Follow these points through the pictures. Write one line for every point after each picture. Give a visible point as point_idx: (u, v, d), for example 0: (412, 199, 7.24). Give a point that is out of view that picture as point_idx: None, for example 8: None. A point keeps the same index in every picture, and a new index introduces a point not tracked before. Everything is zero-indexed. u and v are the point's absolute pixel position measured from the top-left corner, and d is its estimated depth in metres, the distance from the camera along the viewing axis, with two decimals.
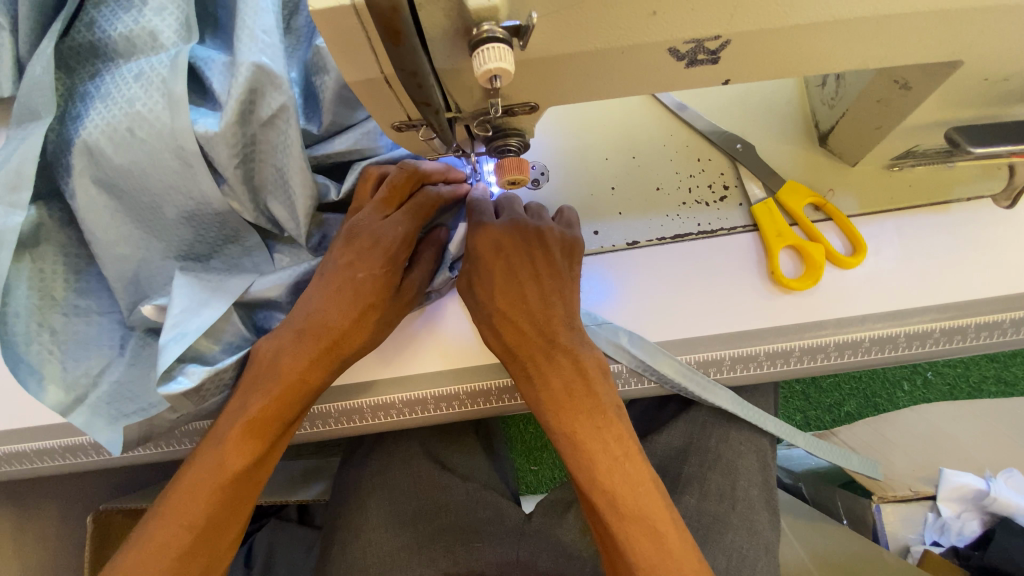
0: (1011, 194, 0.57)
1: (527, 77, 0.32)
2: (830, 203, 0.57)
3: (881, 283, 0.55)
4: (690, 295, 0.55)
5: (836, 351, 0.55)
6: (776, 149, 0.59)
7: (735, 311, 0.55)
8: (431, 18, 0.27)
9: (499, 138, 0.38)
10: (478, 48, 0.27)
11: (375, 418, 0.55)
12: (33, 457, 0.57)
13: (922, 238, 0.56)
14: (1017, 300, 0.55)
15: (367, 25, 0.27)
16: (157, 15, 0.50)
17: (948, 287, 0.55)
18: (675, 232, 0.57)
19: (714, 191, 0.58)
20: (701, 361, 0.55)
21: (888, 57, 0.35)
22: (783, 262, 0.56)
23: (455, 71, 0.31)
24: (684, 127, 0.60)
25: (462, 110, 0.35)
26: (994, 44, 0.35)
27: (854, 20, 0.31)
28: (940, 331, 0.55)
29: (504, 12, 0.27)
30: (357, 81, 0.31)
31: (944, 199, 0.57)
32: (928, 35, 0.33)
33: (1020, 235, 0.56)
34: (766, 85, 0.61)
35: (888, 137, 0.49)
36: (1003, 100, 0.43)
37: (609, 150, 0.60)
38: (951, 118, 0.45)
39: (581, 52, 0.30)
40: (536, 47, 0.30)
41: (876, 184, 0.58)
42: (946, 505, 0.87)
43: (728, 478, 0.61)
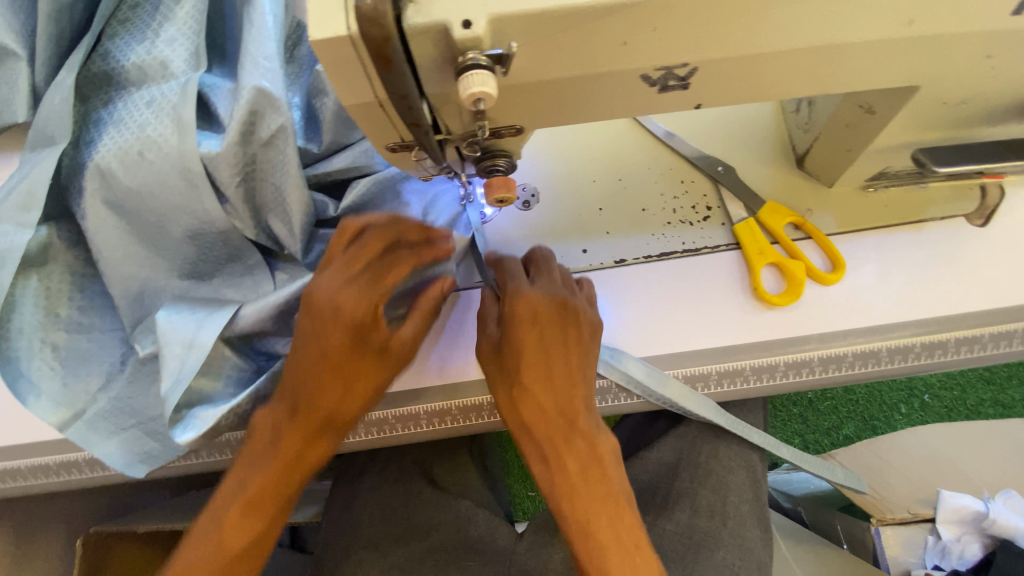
0: (983, 214, 0.59)
1: (511, 101, 0.35)
2: (808, 222, 0.59)
3: (861, 298, 0.57)
4: (676, 312, 0.57)
5: (820, 365, 0.56)
6: (757, 171, 0.61)
7: (720, 326, 0.56)
8: (421, 48, 0.30)
9: (488, 159, 0.41)
10: (463, 73, 0.30)
11: (367, 434, 0.56)
12: (27, 474, 0.58)
13: (899, 255, 0.58)
14: (994, 315, 0.56)
15: (361, 53, 0.30)
16: (168, 46, 0.53)
17: (926, 303, 0.56)
18: (660, 251, 0.59)
19: (698, 212, 0.60)
20: (688, 376, 0.56)
21: (849, 84, 0.38)
22: (766, 279, 0.58)
23: (444, 95, 0.33)
24: (668, 150, 0.63)
25: (451, 132, 0.37)
26: (946, 72, 0.38)
27: (812, 50, 0.34)
28: (920, 346, 0.56)
29: (488, 42, 0.30)
30: (353, 105, 0.33)
31: (919, 218, 0.59)
32: (882, 65, 0.36)
33: (993, 252, 0.58)
34: (745, 110, 0.64)
35: (859, 159, 0.51)
36: (963, 124, 0.46)
37: (597, 174, 0.62)
38: (916, 141, 0.47)
39: (560, 78, 0.33)
40: (518, 73, 0.32)
41: (853, 204, 0.60)
42: (945, 527, 0.82)
43: (719, 494, 0.61)
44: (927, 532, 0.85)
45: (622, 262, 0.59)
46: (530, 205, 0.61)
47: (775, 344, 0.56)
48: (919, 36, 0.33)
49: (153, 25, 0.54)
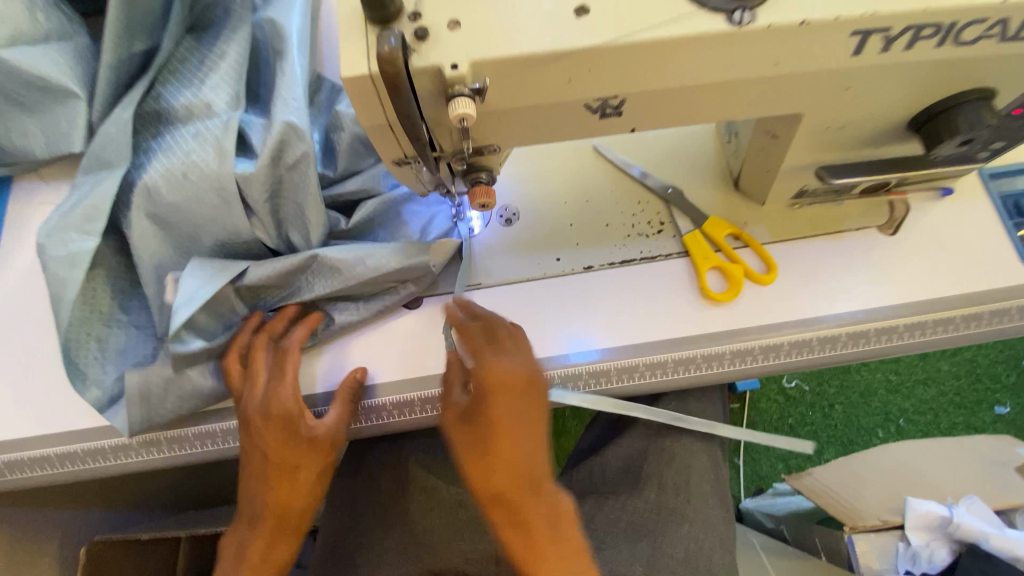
0: (892, 224, 0.70)
1: (488, 124, 0.46)
2: (745, 232, 0.70)
3: (791, 295, 0.67)
4: (635, 309, 0.67)
5: (762, 353, 0.65)
6: (701, 192, 0.73)
7: (673, 321, 0.66)
8: (422, 83, 0.41)
9: (473, 172, 0.51)
10: (453, 100, 0.41)
11: (369, 420, 0.64)
12: (56, 461, 0.65)
13: (823, 259, 0.69)
14: (904, 307, 0.66)
15: (378, 87, 0.41)
16: (211, 90, 0.65)
17: (846, 297, 0.67)
18: (622, 258, 0.69)
19: (652, 226, 0.71)
20: (649, 363, 0.65)
21: (747, 112, 0.50)
22: (712, 281, 0.68)
23: (438, 119, 0.45)
24: (625, 176, 0.74)
25: (444, 149, 0.48)
26: (820, 104, 0.50)
27: (711, 86, 0.45)
28: (846, 335, 0.66)
29: (470, 78, 0.41)
30: (370, 127, 0.44)
31: (839, 228, 0.70)
32: (767, 98, 0.48)
33: (901, 255, 0.69)
34: (690, 141, 0.76)
35: (777, 177, 0.62)
36: (851, 146, 0.57)
37: (568, 197, 0.73)
38: (817, 160, 0.59)
39: (524, 106, 0.44)
40: (493, 102, 0.43)
41: (783, 218, 0.71)
42: (914, 533, 0.91)
43: (683, 473, 0.67)
44: (898, 539, 0.93)
45: (589, 270, 0.69)
46: (510, 223, 0.72)
47: (719, 336, 0.65)
48: (788, 76, 0.45)
49: (200, 74, 0.66)
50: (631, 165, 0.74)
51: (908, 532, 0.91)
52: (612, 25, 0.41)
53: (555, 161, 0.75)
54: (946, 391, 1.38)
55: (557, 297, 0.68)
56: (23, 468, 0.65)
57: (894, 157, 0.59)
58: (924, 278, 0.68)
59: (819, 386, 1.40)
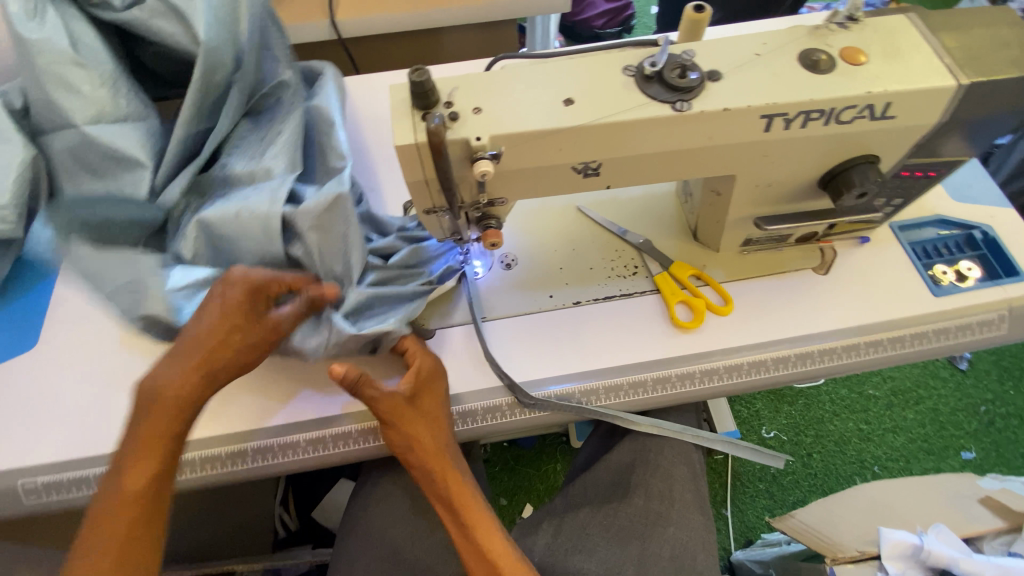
0: (824, 266, 0.85)
1: (499, 181, 0.61)
2: (705, 273, 0.84)
3: (747, 323, 0.80)
4: (618, 337, 0.79)
5: (726, 371, 0.77)
6: (667, 242, 0.87)
7: (650, 345, 0.78)
8: (454, 149, 0.56)
9: (485, 219, 0.65)
10: (479, 160, 0.56)
11: (338, 446, 0.75)
12: (94, 482, 0.72)
13: (770, 294, 0.83)
14: (839, 331, 0.80)
15: (421, 152, 0.55)
16: (270, 158, 0.79)
17: (792, 325, 0.80)
18: (604, 295, 0.82)
19: (628, 269, 0.85)
20: (631, 381, 0.77)
21: (694, 173, 0.65)
22: (680, 312, 0.82)
23: (462, 176, 0.59)
24: (602, 229, 0.88)
25: (465, 200, 0.62)
26: (748, 167, 0.66)
27: (665, 153, 0.61)
28: (794, 355, 0.79)
29: (489, 146, 0.56)
30: (411, 182, 0.59)
31: (781, 270, 0.85)
32: (707, 164, 0.64)
33: (835, 290, 0.83)
34: (656, 201, 0.91)
35: (726, 227, 0.78)
36: (779, 201, 0.73)
37: (556, 246, 0.86)
38: (754, 213, 0.75)
39: (525, 167, 0.59)
40: (505, 163, 0.58)
41: (736, 262, 0.85)
42: (891, 563, 0.95)
43: (666, 482, 0.77)
44: (877, 569, 0.97)
45: (577, 306, 0.82)
46: (507, 268, 0.85)
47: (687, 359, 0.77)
48: (719, 145, 0.61)
49: (260, 147, 0.81)
50: (608, 219, 0.89)
51: (885, 561, 0.95)
52: (590, 110, 0.56)
53: (546, 218, 0.89)
54: (914, 438, 1.48)
55: (550, 329, 0.80)
56: (64, 488, 0.72)
57: (813, 209, 0.75)
58: (854, 308, 0.81)
59: (797, 437, 1.50)
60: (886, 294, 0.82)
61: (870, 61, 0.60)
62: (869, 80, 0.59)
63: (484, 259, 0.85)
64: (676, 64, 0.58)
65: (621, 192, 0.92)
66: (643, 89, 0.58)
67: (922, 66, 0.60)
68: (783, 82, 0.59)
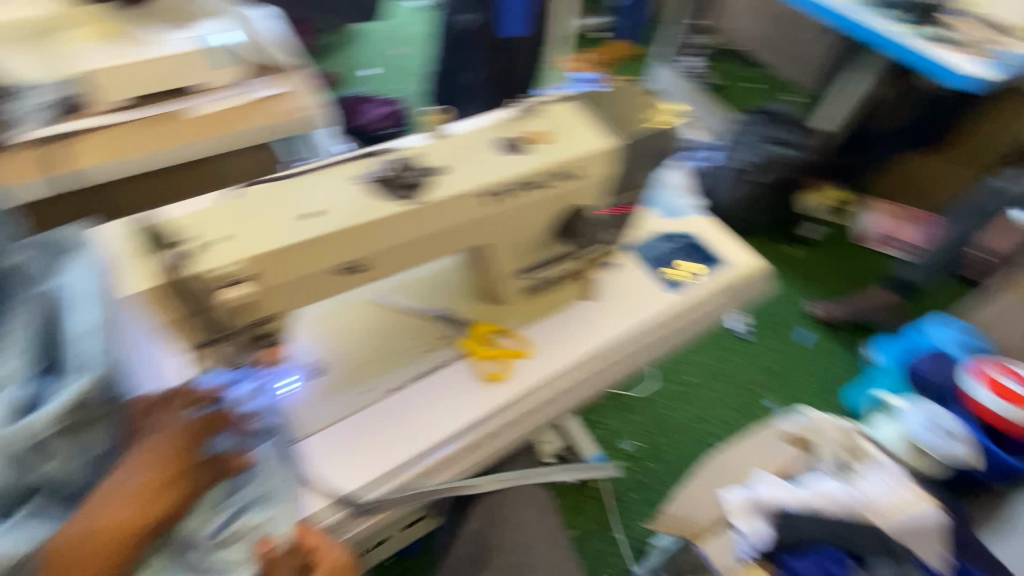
0: (598, 291, 1.08)
1: (278, 293, 0.73)
2: (502, 326, 1.02)
3: (545, 368, 0.98)
4: (430, 416, 0.90)
5: (534, 406, 0.95)
6: (463, 306, 1.03)
7: (467, 408, 0.91)
8: (202, 281, 0.67)
9: (258, 334, 0.77)
10: (219, 291, 0.68)
11: None
12: None
13: (554, 333, 1.02)
14: (610, 344, 1.02)
15: (175, 284, 0.66)
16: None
17: (574, 347, 1.01)
18: (414, 376, 0.94)
19: (434, 341, 0.99)
20: (468, 442, 0.90)
21: (433, 250, 0.83)
22: (490, 364, 0.97)
23: (226, 308, 0.70)
24: (386, 307, 1.01)
25: (236, 326, 0.73)
26: (476, 235, 0.86)
27: (407, 241, 0.78)
28: (581, 370, 1.00)
29: (235, 271, 0.68)
30: (175, 314, 0.70)
31: (565, 306, 1.06)
32: (435, 241, 0.81)
33: (595, 314, 1.06)
34: (443, 273, 1.07)
35: (509, 279, 0.98)
36: (532, 249, 0.95)
37: (364, 338, 0.97)
38: (518, 266, 0.97)
39: (287, 282, 0.73)
40: (272, 279, 0.71)
41: (525, 310, 1.04)
42: (743, 524, 1.30)
43: (488, 478, 0.97)
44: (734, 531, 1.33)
45: (380, 398, 0.91)
46: (315, 376, 0.92)
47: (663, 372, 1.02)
48: (459, 224, 0.81)
49: None
50: (416, 302, 1.02)
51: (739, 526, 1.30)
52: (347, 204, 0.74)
53: (331, 311, 0.99)
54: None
55: (371, 425, 0.88)
56: None
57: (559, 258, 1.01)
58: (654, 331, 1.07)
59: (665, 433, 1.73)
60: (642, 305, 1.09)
61: (555, 138, 0.87)
62: (549, 155, 0.85)
63: (290, 373, 0.91)
64: (394, 172, 0.78)
65: (416, 274, 1.07)
66: (377, 191, 0.76)
67: (578, 137, 0.87)
68: (486, 162, 0.82)
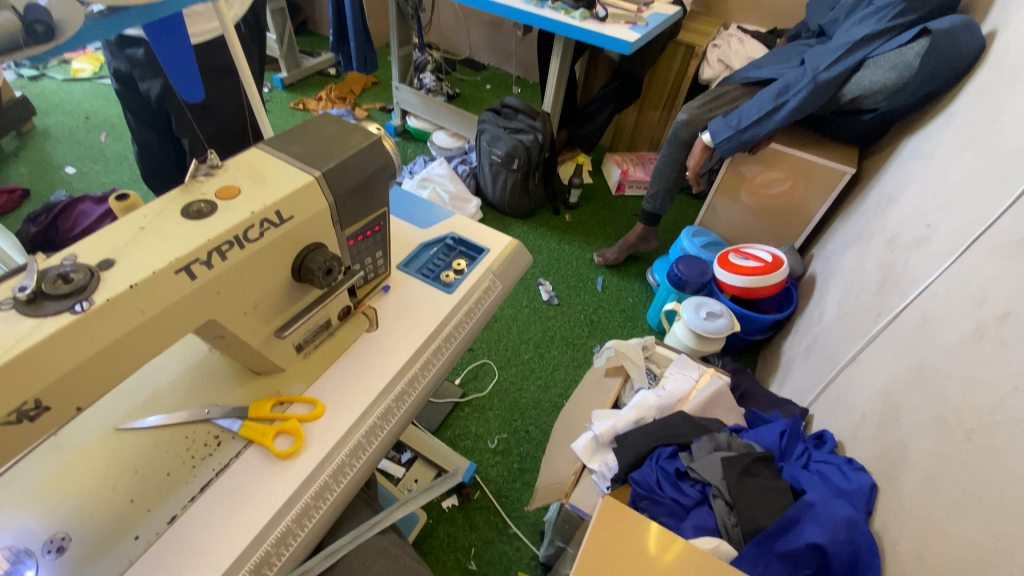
0: (370, 323, 1.47)
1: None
2: (283, 396, 1.28)
3: (326, 434, 1.23)
4: (233, 506, 1.11)
5: (333, 473, 1.20)
6: (238, 393, 1.27)
7: (264, 496, 1.13)
8: None
9: None
10: None
11: None
12: None
13: (333, 389, 1.32)
14: (377, 397, 1.32)
15: None
16: None
17: (347, 402, 1.30)
18: (199, 486, 1.12)
19: (209, 444, 1.18)
20: (280, 525, 1.11)
21: (122, 362, 0.91)
22: (283, 441, 1.21)
23: None
24: (135, 434, 1.16)
25: None
26: (174, 326, 0.97)
27: (112, 371, 0.91)
28: (365, 434, 1.27)
29: None
30: None
31: (345, 344, 1.41)
32: (123, 364, 0.92)
33: (358, 366, 1.38)
34: (206, 361, 1.31)
35: (272, 350, 1.24)
36: (282, 315, 1.23)
37: (117, 475, 1.09)
38: (273, 328, 1.22)
39: None
40: None
41: (304, 367, 1.34)
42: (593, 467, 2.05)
43: (312, 522, 1.14)
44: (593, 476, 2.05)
45: (164, 529, 1.06)
46: (59, 553, 0.99)
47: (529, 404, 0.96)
48: (169, 303, 0.93)
49: None
50: (177, 419, 1.19)
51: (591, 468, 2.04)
52: (50, 324, 0.82)
53: (78, 466, 1.09)
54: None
55: (172, 544, 1.05)
56: None
57: (316, 302, 1.28)
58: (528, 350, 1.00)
59: None
60: (399, 345, 1.43)
61: (240, 192, 1.08)
62: (250, 199, 1.07)
63: (31, 565, 0.97)
64: (72, 272, 0.86)
65: (154, 384, 1.25)
66: (53, 290, 0.84)
67: (276, 183, 1.12)
68: (179, 232, 0.98)
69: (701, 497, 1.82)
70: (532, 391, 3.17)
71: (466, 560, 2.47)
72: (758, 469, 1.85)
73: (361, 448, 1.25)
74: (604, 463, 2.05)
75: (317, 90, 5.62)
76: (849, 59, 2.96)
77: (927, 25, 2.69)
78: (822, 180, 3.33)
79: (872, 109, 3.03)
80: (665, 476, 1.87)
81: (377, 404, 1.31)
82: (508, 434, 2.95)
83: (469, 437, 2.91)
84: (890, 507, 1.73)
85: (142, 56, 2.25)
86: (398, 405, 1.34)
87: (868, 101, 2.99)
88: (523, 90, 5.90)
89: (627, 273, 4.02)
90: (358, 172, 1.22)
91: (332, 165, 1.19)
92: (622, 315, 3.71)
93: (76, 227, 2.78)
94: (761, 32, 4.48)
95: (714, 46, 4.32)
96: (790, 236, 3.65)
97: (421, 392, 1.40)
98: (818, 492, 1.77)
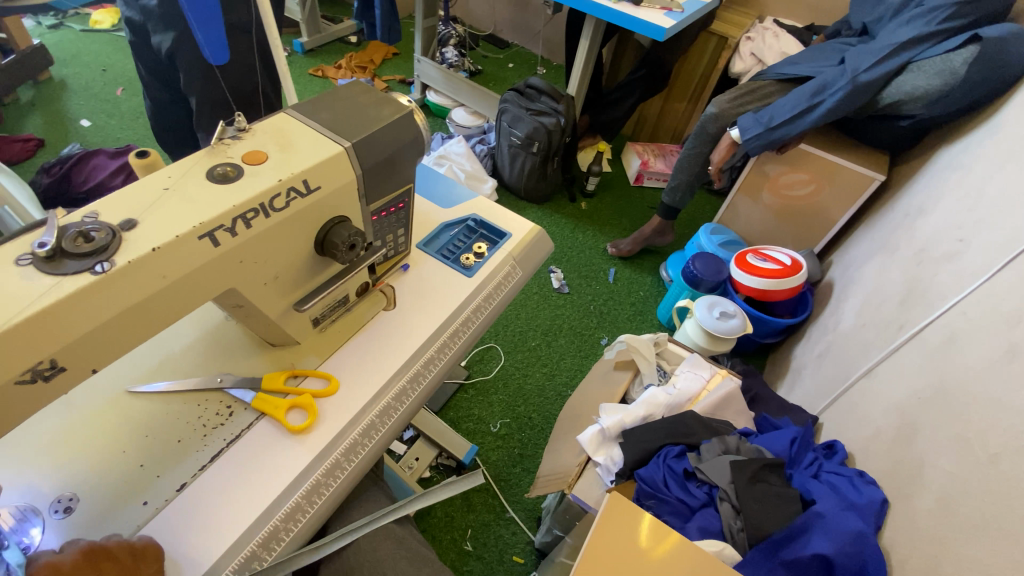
0: (391, 301, 1.55)
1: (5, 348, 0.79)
2: (298, 368, 1.36)
3: (338, 412, 1.30)
4: (253, 472, 1.19)
5: (350, 445, 1.27)
6: (249, 365, 1.35)
7: (276, 470, 1.19)
8: None
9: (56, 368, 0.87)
10: None
11: None
12: None
13: (347, 369, 1.40)
14: (395, 375, 1.40)
15: None
16: None
17: (356, 383, 1.37)
18: (210, 454, 1.19)
19: (222, 413, 1.26)
20: (311, 480, 1.20)
21: (139, 327, 0.96)
22: (297, 417, 1.28)
23: None
24: (153, 398, 1.24)
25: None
26: (204, 289, 1.03)
27: (105, 309, 0.88)
28: (382, 413, 1.34)
29: None
30: None
31: (364, 320, 1.50)
32: (132, 324, 0.94)
33: (358, 355, 1.43)
34: (226, 329, 1.40)
35: (302, 318, 1.33)
36: (299, 285, 1.29)
37: (130, 436, 1.17)
38: (294, 297, 1.29)
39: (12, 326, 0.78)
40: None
41: (321, 342, 1.42)
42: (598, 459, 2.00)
43: (342, 485, 1.24)
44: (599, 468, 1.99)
45: (172, 497, 1.13)
46: (66, 513, 1.07)
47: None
48: (188, 267, 0.96)
49: None
50: (187, 387, 1.26)
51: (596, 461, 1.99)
52: (69, 283, 0.85)
53: (94, 427, 1.17)
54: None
55: (176, 516, 1.12)
56: None
57: (337, 276, 1.35)
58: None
59: None
60: (415, 326, 1.51)
61: (270, 156, 1.11)
62: (278, 166, 1.10)
63: (39, 523, 1.05)
64: (93, 232, 0.89)
65: (167, 350, 1.33)
66: (73, 248, 0.86)
67: (312, 149, 1.15)
68: (205, 195, 1.01)
69: (708, 499, 1.78)
70: (538, 378, 3.26)
71: (462, 541, 2.55)
72: (766, 475, 1.80)
73: (374, 428, 1.32)
74: (609, 456, 2.00)
75: (336, 58, 5.66)
76: (892, 60, 2.87)
77: (977, 32, 2.64)
78: (850, 185, 3.31)
79: (909, 116, 2.97)
80: (672, 475, 1.83)
81: (392, 386, 1.38)
82: (511, 419, 3.04)
83: (472, 420, 3.00)
84: (901, 523, 1.69)
85: (159, 7, 2.28)
86: (412, 387, 1.41)
87: (907, 108, 2.92)
88: (548, 71, 5.94)
89: (640, 266, 4.08)
90: (383, 148, 1.25)
91: (363, 136, 1.22)
92: (632, 308, 3.78)
93: (86, 182, 2.86)
94: (796, 27, 4.45)
95: (748, 38, 4.27)
96: (807, 241, 3.68)
97: (436, 375, 1.47)
98: (827, 502, 1.72)
